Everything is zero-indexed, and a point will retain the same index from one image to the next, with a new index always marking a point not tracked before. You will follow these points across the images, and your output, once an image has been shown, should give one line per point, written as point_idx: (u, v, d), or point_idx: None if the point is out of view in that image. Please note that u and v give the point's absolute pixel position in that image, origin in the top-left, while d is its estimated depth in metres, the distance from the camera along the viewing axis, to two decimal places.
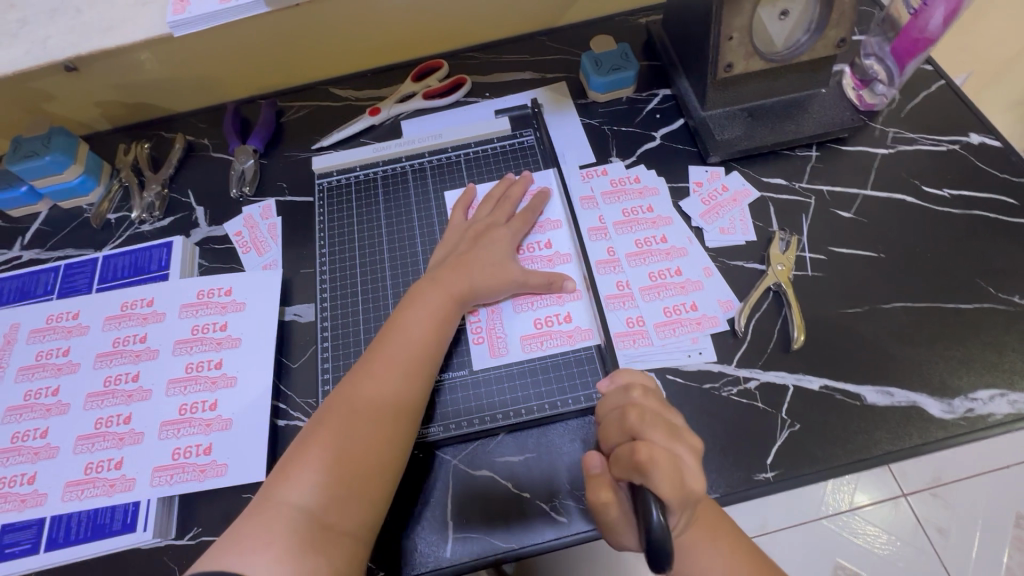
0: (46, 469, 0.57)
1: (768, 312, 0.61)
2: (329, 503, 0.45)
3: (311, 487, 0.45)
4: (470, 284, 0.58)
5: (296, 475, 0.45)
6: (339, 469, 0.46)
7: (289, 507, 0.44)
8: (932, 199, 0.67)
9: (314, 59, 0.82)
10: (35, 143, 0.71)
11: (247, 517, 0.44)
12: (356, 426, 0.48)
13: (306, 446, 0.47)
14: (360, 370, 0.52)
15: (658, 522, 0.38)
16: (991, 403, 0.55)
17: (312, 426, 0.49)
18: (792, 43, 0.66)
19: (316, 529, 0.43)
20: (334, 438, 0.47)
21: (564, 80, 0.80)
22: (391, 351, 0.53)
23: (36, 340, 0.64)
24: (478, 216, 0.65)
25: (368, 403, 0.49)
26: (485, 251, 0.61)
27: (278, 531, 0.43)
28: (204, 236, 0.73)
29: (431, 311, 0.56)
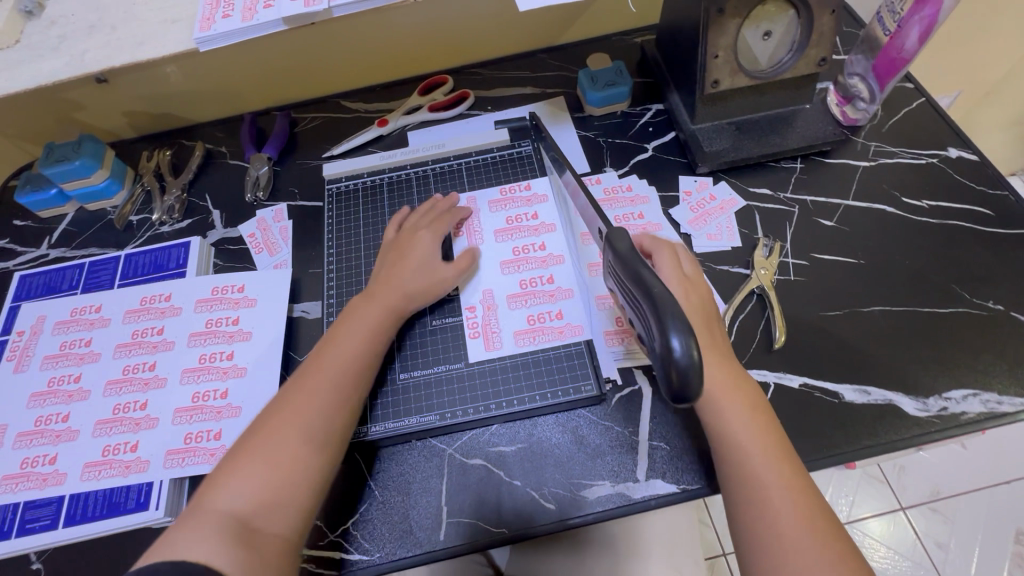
0: (66, 450, 0.60)
1: (752, 314, 0.64)
2: (257, 509, 0.47)
3: (239, 494, 0.47)
4: (399, 295, 0.62)
5: (226, 485, 0.48)
6: (264, 477, 0.48)
7: (217, 512, 0.46)
8: (910, 209, 0.70)
9: (327, 73, 0.87)
10: (66, 149, 0.76)
11: (180, 522, 0.46)
12: (285, 434, 0.50)
13: (236, 459, 0.50)
14: (293, 382, 0.55)
15: (681, 350, 0.37)
16: (964, 402, 0.57)
17: (243, 440, 0.51)
18: (776, 62, 0.70)
19: (245, 532, 0.45)
20: (262, 450, 0.50)
21: (563, 95, 0.85)
22: (322, 364, 0.56)
23: (61, 331, 0.68)
24: (403, 232, 0.68)
25: (281, 411, 0.52)
26: (415, 259, 0.65)
27: (212, 527, 0.45)
28: (220, 237, 0.77)
29: (364, 328, 0.59)
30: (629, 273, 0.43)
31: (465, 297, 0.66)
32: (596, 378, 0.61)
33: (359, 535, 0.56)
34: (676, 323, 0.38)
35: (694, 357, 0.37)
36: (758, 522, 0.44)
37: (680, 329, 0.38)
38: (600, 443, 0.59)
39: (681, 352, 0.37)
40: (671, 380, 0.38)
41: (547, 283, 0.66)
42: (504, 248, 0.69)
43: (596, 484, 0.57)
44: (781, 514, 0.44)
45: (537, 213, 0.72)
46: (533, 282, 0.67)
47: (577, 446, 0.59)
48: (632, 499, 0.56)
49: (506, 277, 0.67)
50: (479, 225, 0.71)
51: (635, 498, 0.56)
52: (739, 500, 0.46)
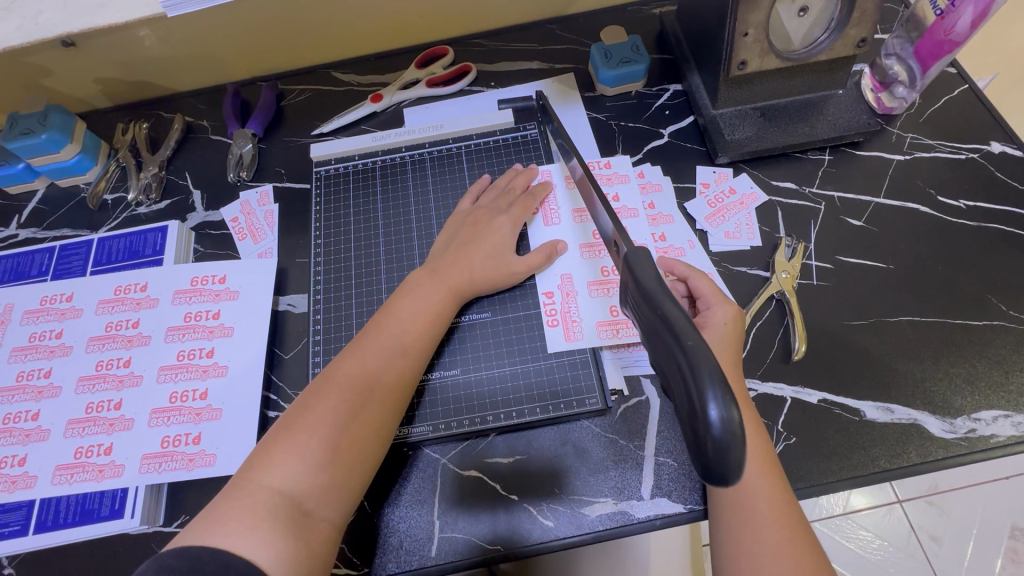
0: (37, 451, 0.57)
1: (770, 321, 0.60)
2: (313, 490, 0.43)
3: (297, 471, 0.43)
4: (467, 276, 0.58)
5: (278, 462, 0.43)
6: (321, 456, 0.44)
7: (269, 491, 0.42)
8: (947, 209, 0.64)
9: (317, 41, 0.80)
10: (32, 120, 0.70)
11: (225, 496, 0.42)
12: (345, 411, 0.46)
13: (291, 428, 0.45)
14: (348, 355, 0.50)
15: (721, 421, 0.32)
16: (994, 423, 0.54)
17: (297, 408, 0.46)
18: (811, 42, 0.63)
19: (297, 517, 0.42)
20: (320, 424, 0.45)
21: (573, 71, 0.78)
22: (384, 339, 0.51)
23: (29, 321, 0.63)
24: (485, 204, 0.64)
25: (343, 384, 0.47)
26: (486, 242, 0.60)
27: (257, 514, 0.41)
28: (200, 221, 0.72)
29: (428, 303, 0.54)
30: (658, 316, 0.38)
31: (542, 280, 0.62)
32: (601, 391, 0.57)
33: (346, 549, 0.53)
34: (714, 385, 0.33)
35: (735, 423, 0.32)
36: (738, 534, 0.44)
37: (720, 393, 0.32)
38: (603, 458, 0.55)
39: (720, 422, 0.32)
40: (704, 454, 0.33)
41: None
42: (581, 230, 0.64)
43: (597, 501, 0.53)
44: (765, 532, 0.43)
45: (617, 195, 0.66)
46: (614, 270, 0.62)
47: (580, 461, 0.55)
48: (635, 518, 0.52)
49: (586, 262, 0.62)
50: (555, 204, 0.66)
51: (638, 517, 0.53)
52: (725, 515, 0.46)
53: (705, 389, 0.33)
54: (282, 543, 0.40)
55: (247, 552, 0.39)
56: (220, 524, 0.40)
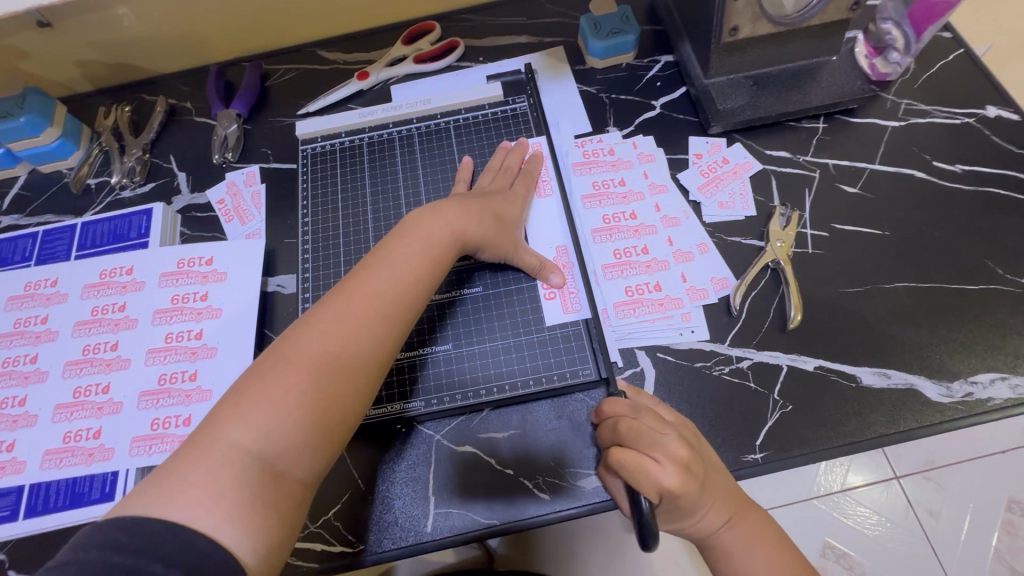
0: (25, 436, 0.56)
1: (765, 290, 0.59)
2: (284, 451, 0.41)
3: (269, 428, 0.41)
4: (462, 231, 0.55)
5: (251, 416, 0.41)
6: (296, 413, 0.42)
7: (239, 452, 0.40)
8: (943, 173, 0.64)
9: (300, 18, 0.78)
10: (9, 103, 0.68)
11: (185, 452, 0.39)
12: (328, 363, 0.44)
13: (268, 377, 0.42)
14: (332, 305, 0.47)
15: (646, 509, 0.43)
16: (991, 387, 0.53)
17: (275, 358, 0.43)
18: (802, 7, 0.61)
19: (268, 481, 0.40)
20: (297, 379, 0.42)
21: (562, 45, 0.76)
22: (375, 289, 0.48)
23: (14, 307, 0.62)
24: (483, 186, 0.62)
25: (324, 336, 0.44)
26: (481, 206, 0.57)
27: (210, 484, 0.38)
28: (186, 204, 0.71)
29: (421, 251, 0.51)
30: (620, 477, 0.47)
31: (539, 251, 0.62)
32: (596, 361, 0.56)
33: (341, 526, 0.53)
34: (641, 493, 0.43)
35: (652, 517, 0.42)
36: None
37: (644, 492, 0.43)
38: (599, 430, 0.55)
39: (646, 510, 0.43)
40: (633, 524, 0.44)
41: (642, 253, 0.62)
42: (592, 215, 0.64)
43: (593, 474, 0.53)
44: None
45: (624, 179, 0.66)
46: (627, 252, 0.62)
47: (574, 434, 0.55)
48: None
49: (598, 246, 0.62)
50: (548, 177, 0.66)
51: None
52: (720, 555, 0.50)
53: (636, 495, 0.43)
54: (246, 512, 0.38)
55: (207, 527, 0.37)
56: (180, 489, 0.37)
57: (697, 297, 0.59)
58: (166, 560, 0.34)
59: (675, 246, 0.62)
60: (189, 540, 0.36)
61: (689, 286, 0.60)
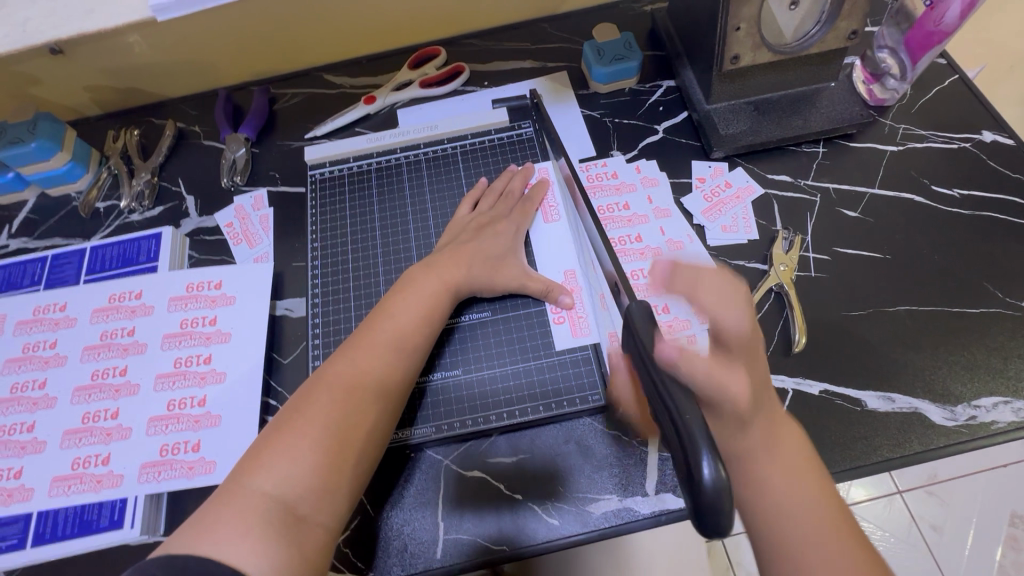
0: (33, 464, 0.56)
1: (770, 314, 0.60)
2: (305, 493, 0.42)
3: (288, 475, 0.42)
4: (465, 273, 0.57)
5: (271, 463, 0.42)
6: (313, 459, 0.43)
7: (263, 497, 0.41)
8: (941, 198, 0.65)
9: (308, 44, 0.79)
10: (21, 129, 0.69)
11: (215, 505, 0.41)
12: (337, 411, 0.45)
13: (283, 430, 0.44)
14: (343, 355, 0.49)
15: (714, 476, 0.29)
16: (994, 410, 0.54)
17: (291, 410, 0.45)
18: (802, 35, 0.63)
19: (289, 525, 0.40)
20: (312, 425, 0.44)
21: (566, 70, 0.78)
22: (377, 337, 0.50)
23: (22, 332, 0.63)
24: (484, 211, 0.64)
25: (335, 386, 0.46)
26: (481, 245, 0.60)
27: (236, 530, 0.39)
28: (194, 227, 0.71)
29: (421, 298, 0.54)
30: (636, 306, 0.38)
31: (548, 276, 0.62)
32: (604, 386, 0.57)
33: (350, 553, 0.53)
34: (707, 438, 0.30)
35: (725, 480, 0.29)
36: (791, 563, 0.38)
37: (710, 445, 0.29)
38: (607, 455, 0.55)
39: (714, 481, 0.29)
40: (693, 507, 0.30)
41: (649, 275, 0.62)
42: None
43: (602, 499, 0.53)
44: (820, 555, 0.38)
45: (628, 203, 0.67)
46: (634, 275, 0.63)
47: (583, 459, 0.55)
48: (641, 515, 0.52)
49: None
50: (554, 201, 0.66)
51: (643, 513, 0.52)
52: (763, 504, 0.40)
53: (697, 441, 0.30)
54: (271, 553, 0.39)
55: (230, 563, 0.37)
56: (208, 532, 0.39)
57: None
58: None
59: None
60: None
61: None
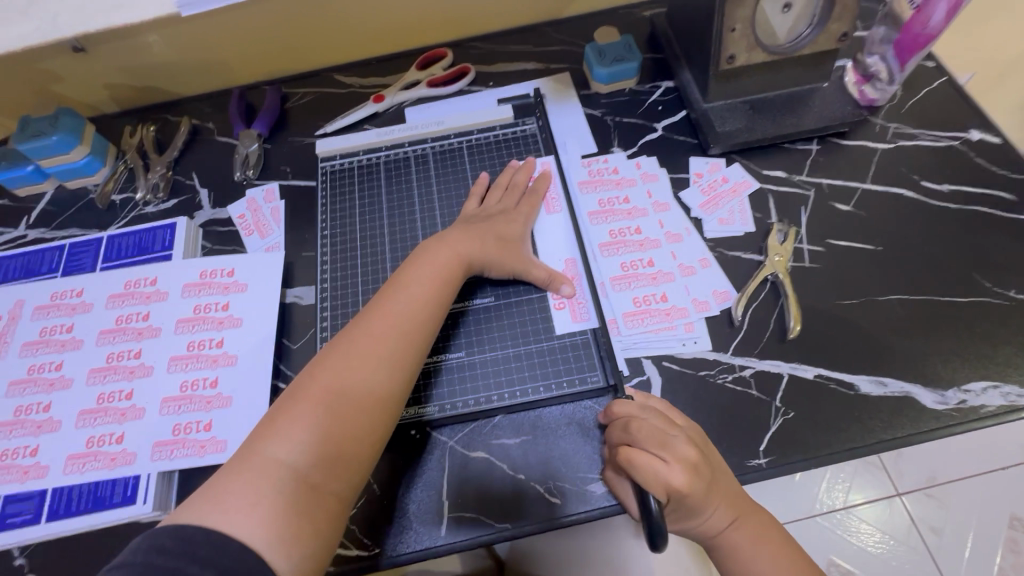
0: (48, 442, 0.57)
1: (765, 302, 0.62)
2: (316, 463, 0.43)
3: (301, 442, 0.43)
4: (474, 253, 0.58)
5: (284, 432, 0.44)
6: (325, 427, 0.44)
7: (277, 463, 0.42)
8: (931, 193, 0.67)
9: (320, 46, 0.82)
10: (43, 123, 0.72)
11: (228, 472, 0.42)
12: (349, 381, 0.46)
13: (297, 400, 0.45)
14: (357, 325, 0.50)
15: (656, 509, 0.44)
16: (984, 394, 0.56)
17: (304, 379, 0.47)
18: (794, 36, 0.66)
19: (301, 491, 0.42)
20: (326, 393, 0.45)
21: (568, 71, 0.81)
22: (391, 309, 0.52)
23: (40, 316, 0.65)
24: (492, 204, 0.66)
25: (348, 355, 0.48)
26: (490, 229, 0.61)
27: (249, 499, 0.40)
28: (208, 218, 0.73)
29: (433, 273, 0.55)
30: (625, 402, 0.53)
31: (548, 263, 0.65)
32: (603, 369, 0.59)
33: (356, 530, 0.54)
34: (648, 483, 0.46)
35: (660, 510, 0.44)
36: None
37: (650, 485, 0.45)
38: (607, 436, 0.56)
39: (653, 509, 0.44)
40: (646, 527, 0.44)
41: (648, 265, 0.64)
42: (599, 230, 0.67)
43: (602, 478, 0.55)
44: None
45: (628, 197, 0.69)
46: (634, 265, 0.65)
47: (584, 439, 0.57)
48: None
49: (606, 259, 0.65)
50: (556, 194, 0.69)
51: None
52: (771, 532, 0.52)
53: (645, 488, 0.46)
54: (275, 518, 0.40)
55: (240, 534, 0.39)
56: (221, 499, 0.40)
57: (702, 308, 0.62)
58: (203, 560, 0.36)
59: (678, 260, 0.65)
60: (225, 543, 0.38)
61: (696, 298, 0.62)
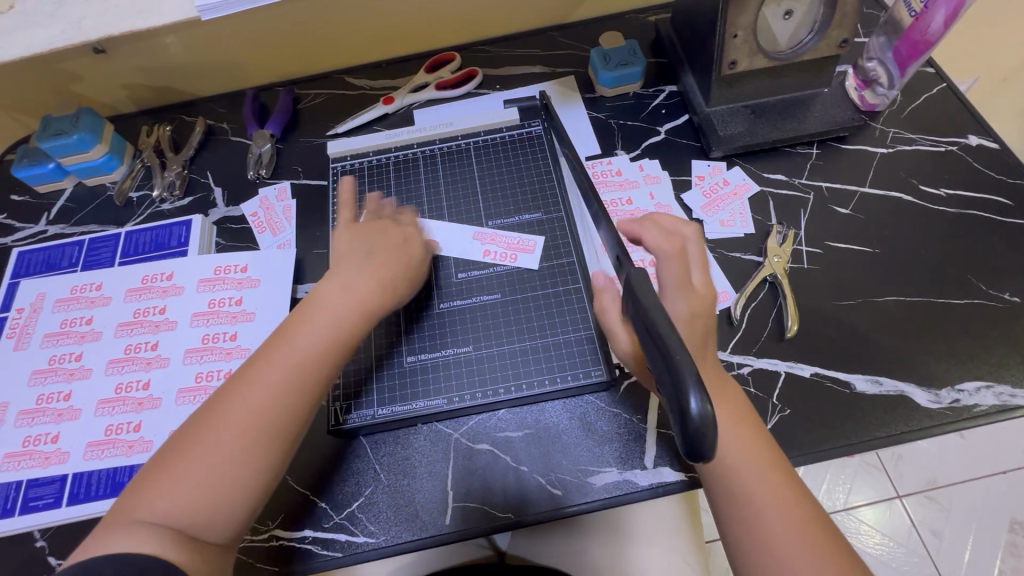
0: (68, 429, 0.60)
1: (764, 302, 0.63)
2: (195, 509, 0.45)
3: (179, 497, 0.45)
4: (374, 284, 0.56)
5: (165, 485, 0.45)
6: (199, 480, 0.45)
7: (158, 518, 0.44)
8: (928, 197, 0.68)
9: (332, 48, 0.84)
10: (64, 122, 0.74)
11: (110, 521, 0.44)
12: (229, 431, 0.47)
13: (178, 455, 0.47)
14: (245, 370, 0.50)
15: (700, 413, 0.32)
16: (977, 394, 0.57)
17: (191, 428, 0.48)
18: (796, 42, 0.67)
19: (178, 538, 0.43)
20: (210, 448, 0.46)
21: (574, 74, 0.82)
22: (274, 352, 0.50)
23: (61, 309, 0.67)
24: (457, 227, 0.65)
25: (230, 405, 0.48)
26: (388, 257, 0.59)
27: (155, 534, 0.43)
28: (222, 216, 0.76)
29: (325, 313, 0.53)
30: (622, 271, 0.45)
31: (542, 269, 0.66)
32: (606, 364, 0.60)
33: (364, 517, 0.56)
34: (696, 379, 0.32)
35: (711, 417, 0.32)
36: (757, 545, 0.43)
37: (699, 385, 0.32)
38: (608, 430, 0.58)
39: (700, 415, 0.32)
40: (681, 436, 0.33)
41: None
42: None
43: (603, 471, 0.56)
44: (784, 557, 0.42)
45: (631, 198, 0.71)
46: None
47: (586, 434, 0.58)
48: (640, 486, 0.55)
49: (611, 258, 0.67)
50: (562, 195, 0.71)
51: (642, 485, 0.55)
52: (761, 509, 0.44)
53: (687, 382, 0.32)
54: (179, 538, 0.43)
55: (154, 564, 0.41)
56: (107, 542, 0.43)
57: None
58: None
59: None
60: None
61: None
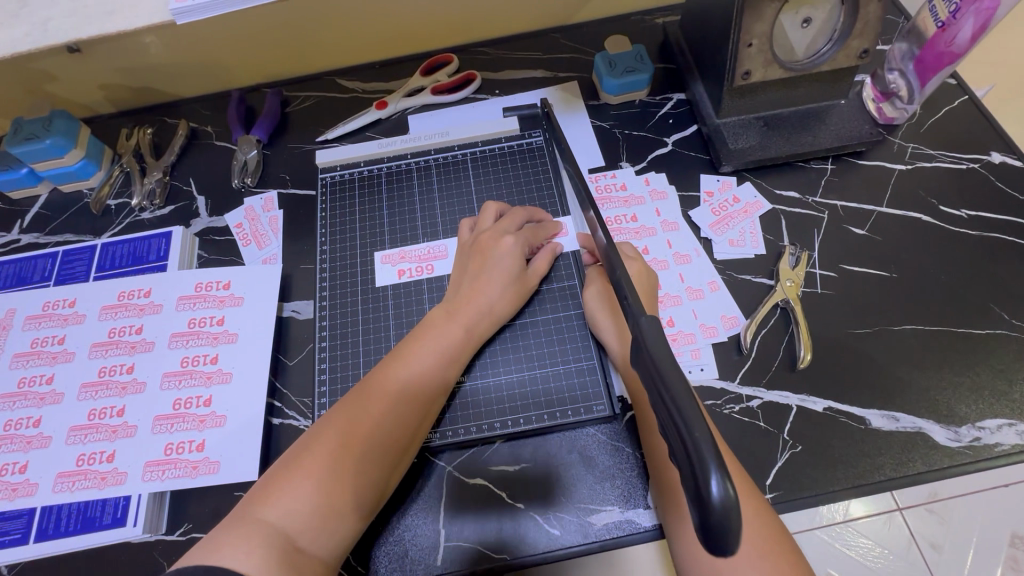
0: (38, 458, 0.56)
1: (775, 329, 0.60)
2: (305, 526, 0.42)
3: (294, 508, 0.42)
4: (483, 299, 0.57)
5: (280, 494, 0.42)
6: (321, 488, 0.43)
7: (266, 525, 0.41)
8: (949, 218, 0.65)
9: (323, 49, 0.80)
10: (36, 125, 0.70)
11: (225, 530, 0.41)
12: (344, 446, 0.45)
13: (295, 463, 0.44)
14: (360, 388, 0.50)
15: (720, 496, 0.28)
16: (998, 432, 0.54)
17: (299, 447, 0.46)
18: (812, 52, 0.63)
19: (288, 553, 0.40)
20: (320, 458, 0.44)
21: (577, 80, 0.78)
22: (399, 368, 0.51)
23: (32, 327, 0.63)
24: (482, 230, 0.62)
25: (349, 418, 0.47)
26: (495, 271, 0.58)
27: (256, 540, 0.40)
28: (204, 227, 0.72)
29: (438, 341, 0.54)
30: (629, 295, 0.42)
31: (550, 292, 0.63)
32: (608, 397, 0.57)
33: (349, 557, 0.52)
34: (717, 458, 0.29)
35: (733, 498, 0.28)
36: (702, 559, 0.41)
37: (720, 466, 0.28)
38: (610, 466, 0.55)
39: (719, 500, 0.28)
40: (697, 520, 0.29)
41: None
42: None
43: (604, 510, 0.53)
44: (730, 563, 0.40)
45: (636, 215, 0.67)
46: None
47: (586, 469, 0.55)
48: (642, 527, 0.52)
49: None
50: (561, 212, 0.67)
51: (644, 525, 0.52)
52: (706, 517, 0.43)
53: (706, 458, 0.29)
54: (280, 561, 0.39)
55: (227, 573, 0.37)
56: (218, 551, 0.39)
57: (711, 335, 0.60)
58: None
59: (686, 283, 0.63)
60: None
61: (704, 324, 0.60)
